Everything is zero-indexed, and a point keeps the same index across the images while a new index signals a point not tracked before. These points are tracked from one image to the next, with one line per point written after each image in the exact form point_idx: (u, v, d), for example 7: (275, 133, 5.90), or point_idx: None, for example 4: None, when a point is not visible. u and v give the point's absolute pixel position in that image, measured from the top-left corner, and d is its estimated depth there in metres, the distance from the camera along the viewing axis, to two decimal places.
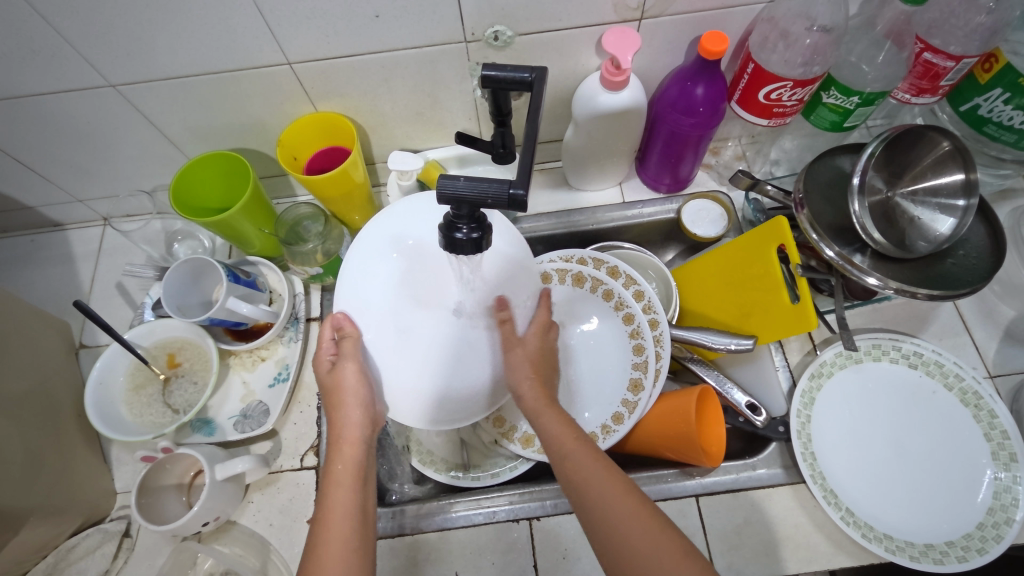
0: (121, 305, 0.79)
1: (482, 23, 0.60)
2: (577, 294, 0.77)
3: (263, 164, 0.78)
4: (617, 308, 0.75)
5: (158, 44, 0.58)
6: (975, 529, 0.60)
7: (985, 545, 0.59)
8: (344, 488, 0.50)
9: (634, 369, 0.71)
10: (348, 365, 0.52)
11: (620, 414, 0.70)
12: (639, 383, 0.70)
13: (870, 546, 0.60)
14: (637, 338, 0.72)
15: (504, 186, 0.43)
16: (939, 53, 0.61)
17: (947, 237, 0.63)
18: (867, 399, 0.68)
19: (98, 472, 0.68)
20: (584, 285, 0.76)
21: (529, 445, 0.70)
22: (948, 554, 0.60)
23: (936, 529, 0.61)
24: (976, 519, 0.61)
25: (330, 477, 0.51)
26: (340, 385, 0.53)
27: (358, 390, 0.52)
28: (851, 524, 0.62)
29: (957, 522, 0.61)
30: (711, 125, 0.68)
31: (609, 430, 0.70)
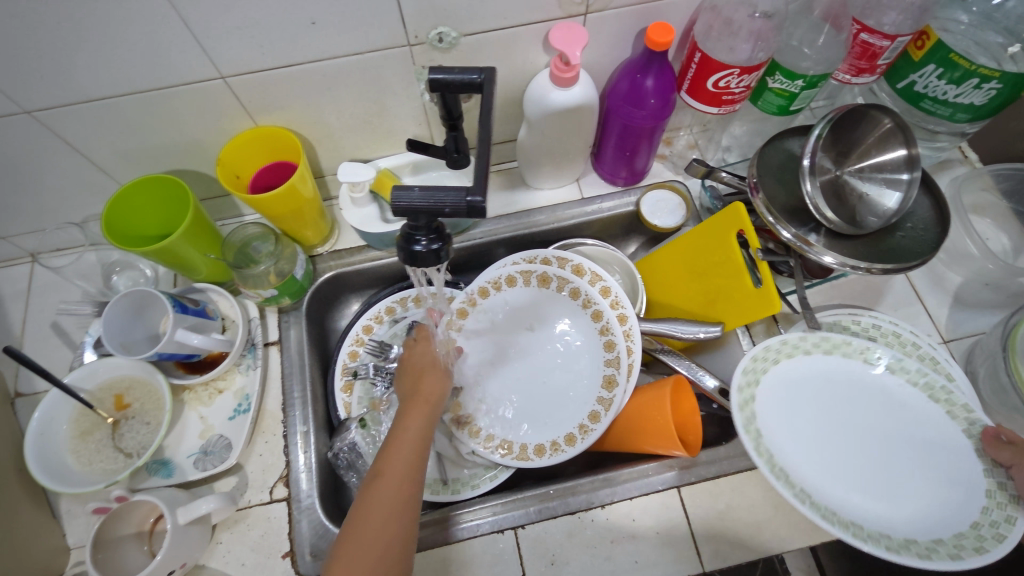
0: (60, 346, 0.73)
1: (424, 26, 0.58)
2: (545, 296, 0.76)
3: (204, 185, 0.74)
4: (585, 306, 0.74)
5: (74, 65, 0.53)
6: (980, 517, 0.57)
7: (985, 544, 0.55)
8: (418, 414, 0.56)
9: (607, 366, 0.71)
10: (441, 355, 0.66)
11: (597, 412, 0.69)
12: (613, 380, 0.70)
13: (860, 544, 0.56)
14: (608, 334, 0.72)
15: (461, 194, 0.44)
16: (875, 32, 0.62)
17: (895, 211, 0.65)
18: (838, 390, 0.66)
19: (46, 529, 0.63)
20: (550, 286, 0.75)
21: (509, 451, 0.70)
22: (937, 549, 0.56)
23: (931, 528, 0.58)
24: (973, 506, 0.58)
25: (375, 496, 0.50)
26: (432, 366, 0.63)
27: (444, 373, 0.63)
28: (834, 522, 0.58)
29: (955, 516, 0.57)
30: (663, 117, 0.68)
31: (587, 430, 0.69)
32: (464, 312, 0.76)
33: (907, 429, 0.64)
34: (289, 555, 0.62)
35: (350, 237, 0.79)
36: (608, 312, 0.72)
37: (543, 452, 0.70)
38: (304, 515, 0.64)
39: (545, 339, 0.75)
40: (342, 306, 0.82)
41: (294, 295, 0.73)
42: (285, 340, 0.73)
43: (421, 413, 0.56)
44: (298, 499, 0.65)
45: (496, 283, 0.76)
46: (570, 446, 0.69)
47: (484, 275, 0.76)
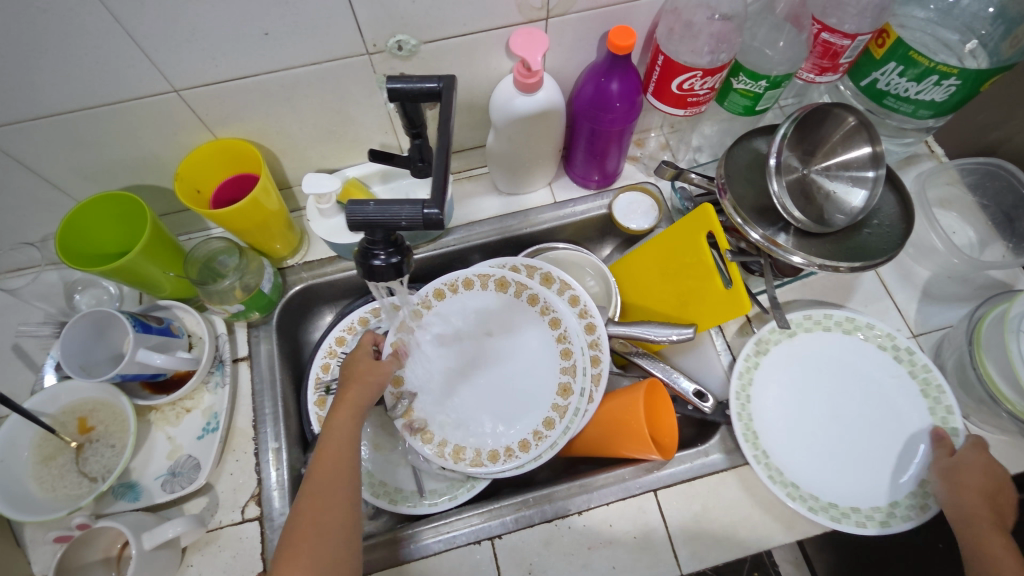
0: (21, 368, 0.70)
1: (382, 34, 0.57)
2: (503, 302, 0.75)
3: (167, 199, 0.72)
4: (543, 314, 0.73)
5: (17, 82, 0.52)
6: (903, 497, 0.63)
7: (891, 520, 0.62)
8: (344, 416, 0.57)
9: (563, 373, 0.70)
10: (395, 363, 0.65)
11: (551, 418, 0.69)
12: (568, 387, 0.70)
13: (792, 503, 0.62)
14: (564, 343, 0.72)
15: (416, 207, 0.44)
16: (835, 32, 0.62)
17: (861, 209, 0.66)
18: (822, 362, 0.70)
19: (9, 559, 0.61)
20: (508, 291, 0.75)
21: (461, 457, 0.68)
22: (850, 515, 0.62)
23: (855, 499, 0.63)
24: (903, 488, 0.63)
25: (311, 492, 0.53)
26: (373, 369, 0.63)
27: (384, 376, 0.63)
28: (778, 482, 0.63)
29: (886, 490, 0.63)
30: (630, 120, 0.68)
31: (541, 436, 0.68)
32: (418, 314, 0.74)
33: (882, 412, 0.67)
34: None
35: (321, 248, 0.78)
36: (575, 321, 0.72)
37: (497, 457, 0.68)
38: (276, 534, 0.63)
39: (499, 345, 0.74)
40: (314, 317, 0.81)
41: (263, 309, 0.71)
42: (254, 356, 0.71)
43: (347, 414, 0.58)
44: (270, 517, 0.64)
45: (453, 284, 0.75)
46: (525, 450, 0.68)
47: (441, 277, 0.74)
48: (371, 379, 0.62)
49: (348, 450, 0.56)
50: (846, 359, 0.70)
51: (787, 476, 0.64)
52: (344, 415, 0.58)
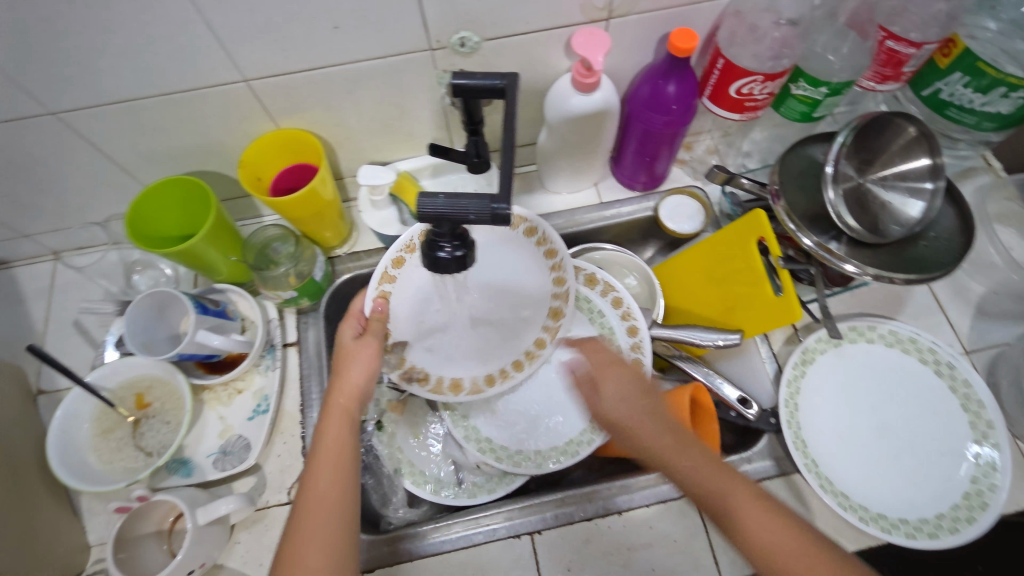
0: (81, 344, 0.74)
1: (447, 30, 0.58)
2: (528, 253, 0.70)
3: (225, 186, 0.74)
4: (552, 268, 0.68)
5: (100, 67, 0.54)
6: (947, 509, 0.61)
7: (940, 532, 0.60)
8: (337, 427, 0.55)
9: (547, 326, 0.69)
10: (373, 343, 0.59)
11: (523, 359, 0.69)
12: (547, 341, 0.68)
13: (846, 514, 0.61)
14: (559, 301, 0.68)
15: (485, 202, 0.44)
16: (902, 40, 0.61)
17: (919, 220, 0.64)
18: (865, 373, 0.68)
19: (68, 526, 0.64)
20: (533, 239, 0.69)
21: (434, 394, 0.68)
22: (900, 527, 0.61)
23: (905, 510, 0.62)
24: (948, 499, 0.61)
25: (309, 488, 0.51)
26: (358, 351, 0.59)
27: (371, 358, 0.59)
28: (828, 491, 0.63)
29: (931, 501, 0.61)
30: (684, 122, 0.68)
31: (508, 376, 0.68)
32: (400, 261, 0.67)
33: (931, 422, 0.65)
34: None
35: (368, 239, 0.80)
36: (617, 323, 0.72)
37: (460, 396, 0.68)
38: None
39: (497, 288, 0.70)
40: None
41: (312, 295, 0.72)
42: (303, 342, 0.73)
43: (340, 426, 0.55)
44: None
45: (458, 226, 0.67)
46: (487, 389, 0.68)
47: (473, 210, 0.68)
48: (359, 368, 0.58)
49: (349, 460, 0.53)
50: (893, 368, 0.68)
51: (835, 485, 0.63)
52: (337, 427, 0.55)
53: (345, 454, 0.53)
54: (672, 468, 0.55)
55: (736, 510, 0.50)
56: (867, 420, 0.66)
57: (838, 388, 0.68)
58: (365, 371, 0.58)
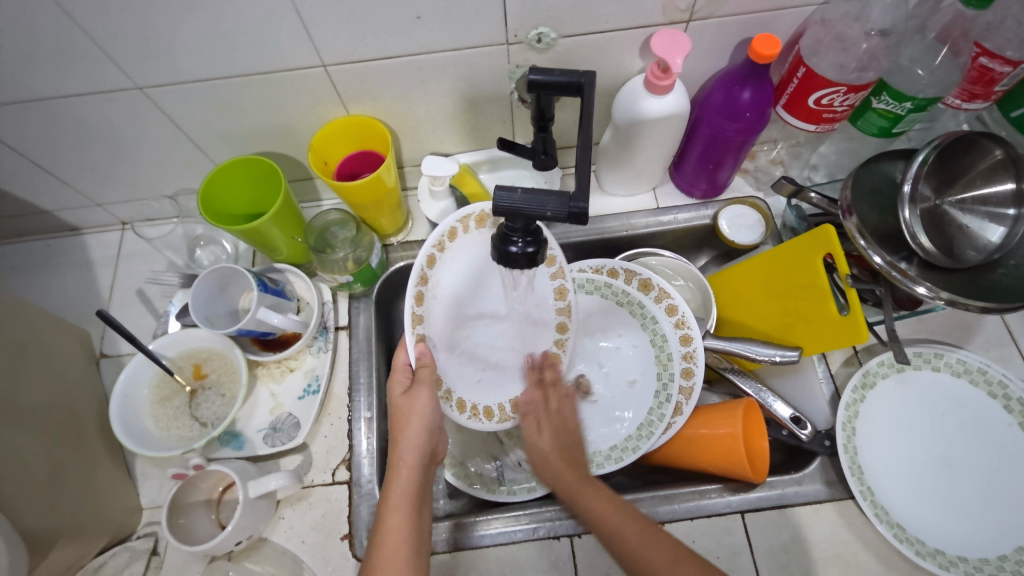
0: (144, 312, 0.76)
1: (526, 25, 0.58)
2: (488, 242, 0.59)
3: (290, 168, 0.76)
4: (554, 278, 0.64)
5: (189, 45, 0.55)
6: (1011, 551, 0.58)
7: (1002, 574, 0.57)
8: (400, 511, 0.53)
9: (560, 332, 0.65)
10: (422, 392, 0.57)
11: (539, 381, 0.66)
12: (566, 342, 0.66)
13: (901, 546, 0.59)
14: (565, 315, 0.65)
15: (562, 199, 0.43)
16: (996, 58, 0.59)
17: (998, 246, 0.61)
18: (930, 402, 0.66)
19: (124, 487, 0.66)
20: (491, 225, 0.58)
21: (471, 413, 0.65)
22: (958, 565, 0.58)
23: (965, 548, 0.59)
24: (1013, 541, 0.58)
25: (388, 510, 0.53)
26: (409, 408, 0.57)
27: (424, 415, 0.57)
28: (883, 521, 0.61)
29: (994, 542, 0.59)
30: (756, 130, 0.66)
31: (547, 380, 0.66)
32: (454, 235, 0.57)
33: (999, 460, 0.62)
34: (349, 537, 0.64)
35: (423, 229, 0.81)
36: (670, 331, 0.70)
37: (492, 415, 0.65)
38: (364, 500, 0.65)
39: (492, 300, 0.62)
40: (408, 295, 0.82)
41: (366, 281, 0.73)
42: (354, 326, 0.74)
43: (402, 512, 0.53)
44: (359, 484, 0.66)
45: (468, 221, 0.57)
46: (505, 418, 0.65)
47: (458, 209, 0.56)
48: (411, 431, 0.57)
49: (413, 539, 0.52)
50: (959, 399, 0.65)
51: (891, 515, 0.61)
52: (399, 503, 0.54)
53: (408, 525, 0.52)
54: (580, 500, 0.57)
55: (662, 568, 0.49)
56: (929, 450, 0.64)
57: (899, 416, 0.66)
58: (418, 440, 0.57)
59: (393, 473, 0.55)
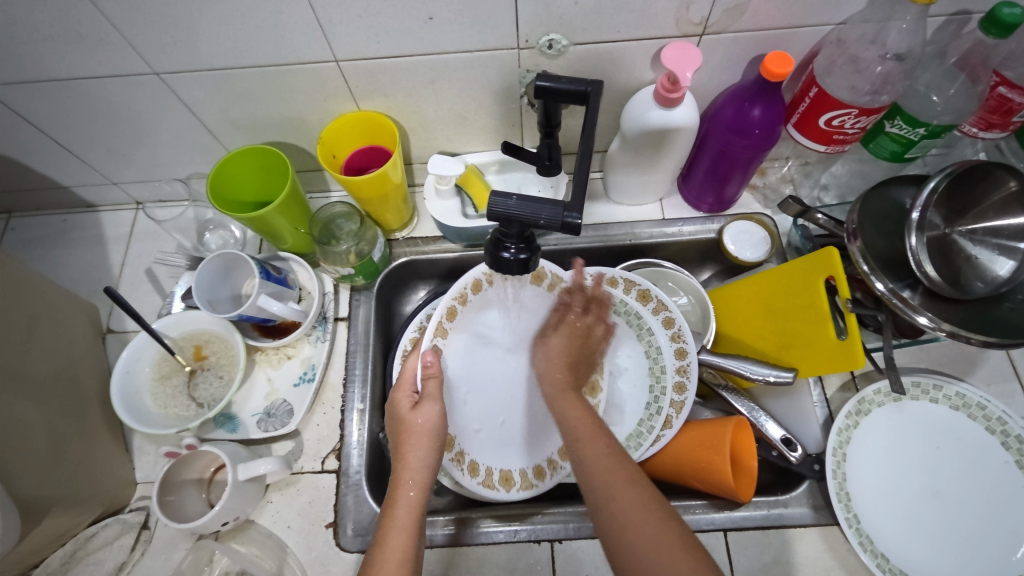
0: (151, 292, 0.78)
1: (537, 31, 0.58)
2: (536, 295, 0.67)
3: (300, 158, 0.77)
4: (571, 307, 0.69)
5: (204, 35, 0.56)
6: None
7: None
8: (405, 528, 0.50)
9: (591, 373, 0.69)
10: (433, 405, 0.56)
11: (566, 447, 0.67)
12: (598, 385, 0.69)
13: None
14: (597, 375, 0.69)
15: (557, 209, 0.43)
16: (1016, 87, 0.58)
17: (1006, 280, 0.60)
18: (925, 433, 0.65)
19: (119, 461, 0.68)
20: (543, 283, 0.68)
21: (476, 474, 0.65)
22: None
23: None
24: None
25: (392, 516, 0.51)
26: (418, 425, 0.56)
27: (433, 432, 0.56)
28: (867, 550, 0.60)
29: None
30: (764, 149, 0.65)
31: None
32: (453, 313, 0.64)
33: (990, 497, 0.61)
34: (333, 526, 0.65)
35: (428, 226, 0.81)
36: (666, 344, 0.69)
37: (510, 484, 0.66)
38: (350, 491, 0.66)
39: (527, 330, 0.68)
40: (409, 291, 0.83)
41: (368, 275, 0.74)
42: (353, 317, 0.75)
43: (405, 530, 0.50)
44: (347, 474, 0.67)
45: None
46: (501, 487, 0.65)
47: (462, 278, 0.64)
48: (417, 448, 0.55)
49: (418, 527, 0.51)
50: (954, 433, 0.64)
51: (876, 545, 0.61)
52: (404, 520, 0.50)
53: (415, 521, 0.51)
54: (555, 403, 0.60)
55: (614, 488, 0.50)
56: (920, 482, 0.63)
57: (890, 445, 0.65)
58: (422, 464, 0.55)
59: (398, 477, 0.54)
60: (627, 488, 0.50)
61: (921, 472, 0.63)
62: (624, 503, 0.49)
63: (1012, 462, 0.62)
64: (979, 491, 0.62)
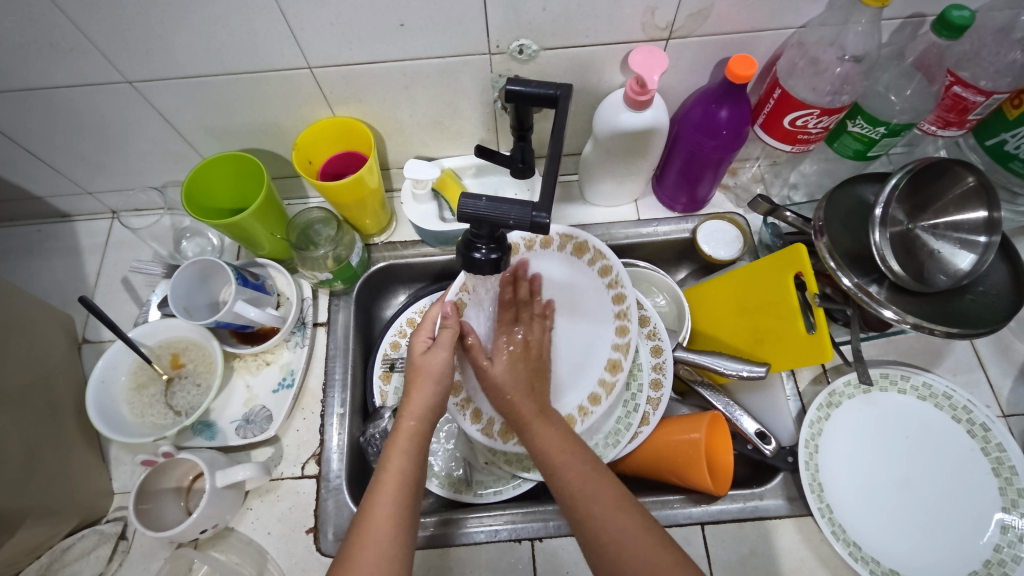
0: (127, 301, 0.78)
1: (508, 37, 0.59)
2: (570, 264, 0.69)
3: (277, 165, 0.77)
4: (609, 285, 0.68)
5: (177, 43, 0.57)
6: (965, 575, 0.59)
7: None
8: (405, 453, 0.53)
9: (614, 349, 0.67)
10: (442, 352, 0.59)
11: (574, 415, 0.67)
12: (618, 364, 0.67)
13: (855, 564, 0.60)
14: (621, 352, 0.67)
15: (526, 208, 0.43)
16: (970, 87, 0.60)
17: (967, 273, 0.62)
18: (893, 423, 0.67)
19: (96, 472, 0.67)
20: (584, 256, 0.68)
21: (478, 422, 0.66)
22: None
23: (919, 568, 0.60)
24: (967, 566, 0.59)
25: (392, 443, 0.54)
26: (423, 367, 0.59)
27: (439, 376, 0.58)
28: (840, 539, 0.62)
29: (949, 565, 0.59)
30: (733, 149, 0.67)
31: (586, 412, 0.67)
32: None
33: (957, 483, 0.63)
34: (313, 531, 0.65)
35: (406, 230, 0.81)
36: (642, 342, 0.71)
37: (509, 437, 0.66)
38: (331, 495, 0.66)
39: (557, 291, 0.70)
40: (389, 295, 0.84)
41: (346, 280, 0.75)
42: (332, 322, 0.75)
43: (394, 492, 0.50)
44: (327, 479, 0.67)
45: (567, 241, 0.67)
46: (499, 439, 0.66)
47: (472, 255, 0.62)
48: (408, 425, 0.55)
49: (408, 489, 0.51)
50: (922, 422, 0.66)
51: (848, 533, 0.62)
52: (394, 488, 0.51)
53: (407, 484, 0.51)
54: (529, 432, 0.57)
55: (603, 517, 0.50)
56: (890, 473, 0.65)
57: (862, 436, 0.66)
58: (423, 399, 0.57)
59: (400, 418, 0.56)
60: (615, 516, 0.50)
61: (891, 461, 0.65)
62: (614, 530, 0.49)
63: (977, 449, 0.64)
64: (946, 478, 0.63)
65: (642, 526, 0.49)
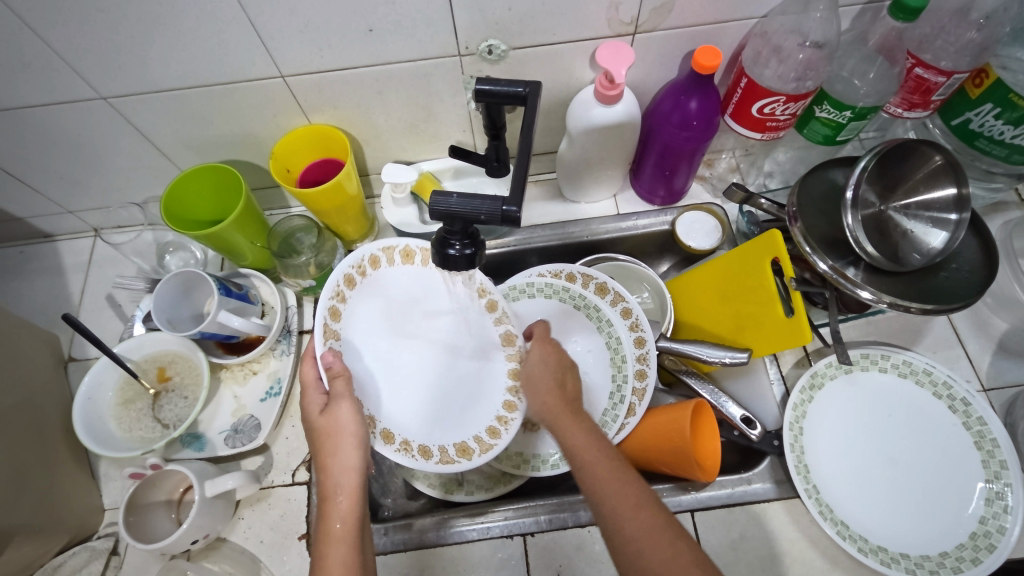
0: (112, 317, 0.78)
1: (476, 38, 0.60)
2: (409, 275, 0.59)
3: (256, 176, 0.78)
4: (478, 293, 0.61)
5: (150, 58, 0.57)
6: (952, 547, 0.59)
7: (941, 570, 0.58)
8: (343, 541, 0.49)
9: (499, 324, 0.62)
10: (342, 403, 0.52)
11: (495, 427, 0.60)
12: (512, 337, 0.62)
13: (843, 543, 0.61)
14: (505, 325, 0.62)
15: (496, 203, 0.43)
16: (930, 68, 0.61)
17: (941, 251, 0.62)
18: (875, 404, 0.67)
19: (85, 488, 0.67)
20: (415, 262, 0.59)
21: (428, 456, 0.59)
22: (899, 561, 0.60)
23: (906, 544, 0.60)
24: (954, 538, 0.60)
25: (327, 535, 0.50)
26: (333, 426, 0.52)
27: (353, 430, 0.52)
28: (828, 520, 0.62)
29: (937, 538, 0.60)
30: (705, 139, 0.68)
31: (507, 421, 0.61)
32: (337, 312, 0.55)
33: (939, 459, 0.64)
34: (306, 537, 0.65)
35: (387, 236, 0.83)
36: (625, 334, 0.71)
37: (468, 454, 0.60)
38: None
39: (408, 310, 0.60)
40: None
41: None
42: None
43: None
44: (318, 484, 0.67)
45: (391, 252, 0.58)
46: (460, 460, 0.60)
47: (322, 296, 0.53)
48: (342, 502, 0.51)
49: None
50: (904, 400, 0.67)
51: (836, 513, 0.63)
52: None
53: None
54: (559, 431, 0.57)
55: (626, 514, 0.50)
56: (873, 452, 0.65)
57: (847, 418, 0.67)
58: (343, 466, 0.52)
59: (324, 501, 0.52)
60: (637, 512, 0.50)
61: (873, 439, 0.66)
62: (626, 507, 0.51)
63: (959, 423, 0.65)
64: (928, 453, 0.64)
65: (660, 533, 0.49)
